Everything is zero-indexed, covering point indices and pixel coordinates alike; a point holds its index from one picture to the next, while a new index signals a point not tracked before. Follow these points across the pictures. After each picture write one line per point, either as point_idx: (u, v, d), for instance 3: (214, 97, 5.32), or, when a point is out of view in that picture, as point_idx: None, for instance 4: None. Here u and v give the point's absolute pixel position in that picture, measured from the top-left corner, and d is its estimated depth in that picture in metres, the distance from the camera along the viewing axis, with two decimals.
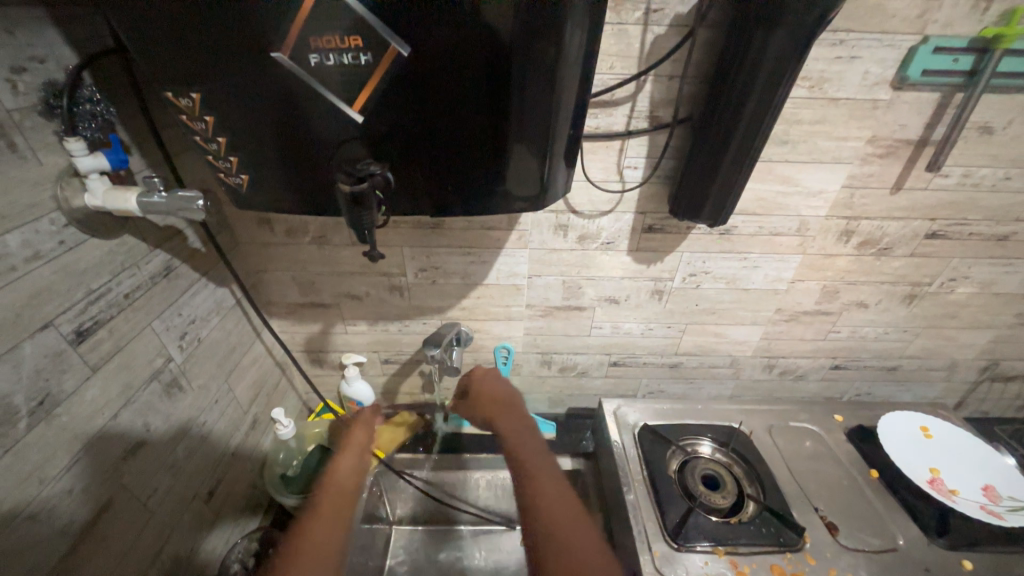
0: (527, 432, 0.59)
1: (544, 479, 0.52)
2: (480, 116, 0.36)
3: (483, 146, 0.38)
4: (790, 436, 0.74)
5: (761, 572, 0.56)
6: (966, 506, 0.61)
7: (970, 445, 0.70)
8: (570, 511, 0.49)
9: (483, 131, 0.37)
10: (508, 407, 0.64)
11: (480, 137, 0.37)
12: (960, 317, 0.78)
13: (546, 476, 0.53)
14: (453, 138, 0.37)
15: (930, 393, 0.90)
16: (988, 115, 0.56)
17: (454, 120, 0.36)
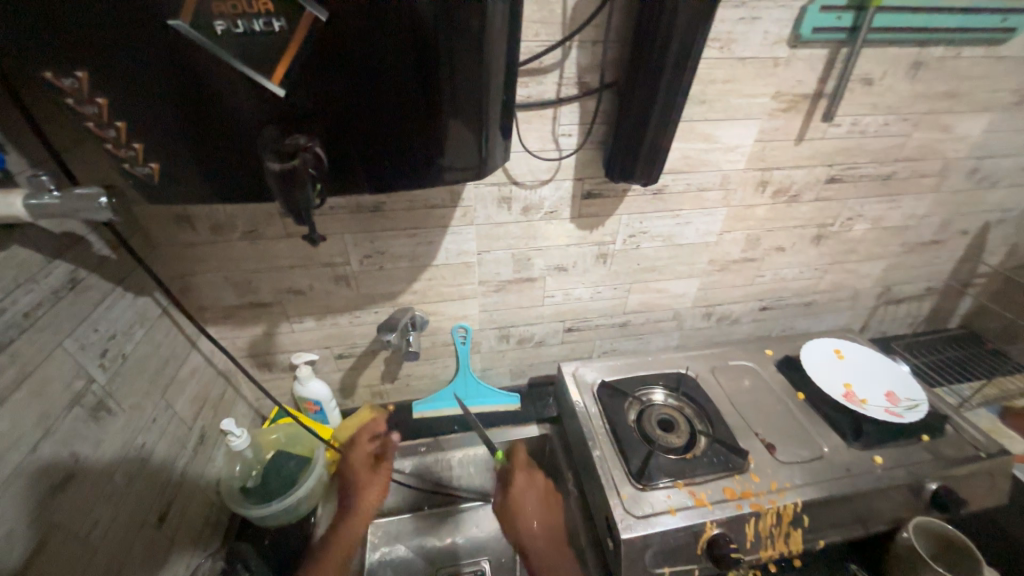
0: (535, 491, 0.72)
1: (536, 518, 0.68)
2: (411, 85, 0.35)
3: (418, 116, 0.37)
4: (730, 374, 0.82)
5: (715, 495, 0.61)
6: (875, 411, 0.71)
7: (873, 359, 0.81)
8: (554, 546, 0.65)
9: (415, 100, 0.36)
10: (544, 518, 0.68)
11: (413, 106, 0.36)
12: (858, 251, 0.89)
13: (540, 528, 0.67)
14: (386, 108, 0.36)
15: (840, 321, 1.03)
16: (867, 68, 0.63)
17: (385, 89, 0.35)
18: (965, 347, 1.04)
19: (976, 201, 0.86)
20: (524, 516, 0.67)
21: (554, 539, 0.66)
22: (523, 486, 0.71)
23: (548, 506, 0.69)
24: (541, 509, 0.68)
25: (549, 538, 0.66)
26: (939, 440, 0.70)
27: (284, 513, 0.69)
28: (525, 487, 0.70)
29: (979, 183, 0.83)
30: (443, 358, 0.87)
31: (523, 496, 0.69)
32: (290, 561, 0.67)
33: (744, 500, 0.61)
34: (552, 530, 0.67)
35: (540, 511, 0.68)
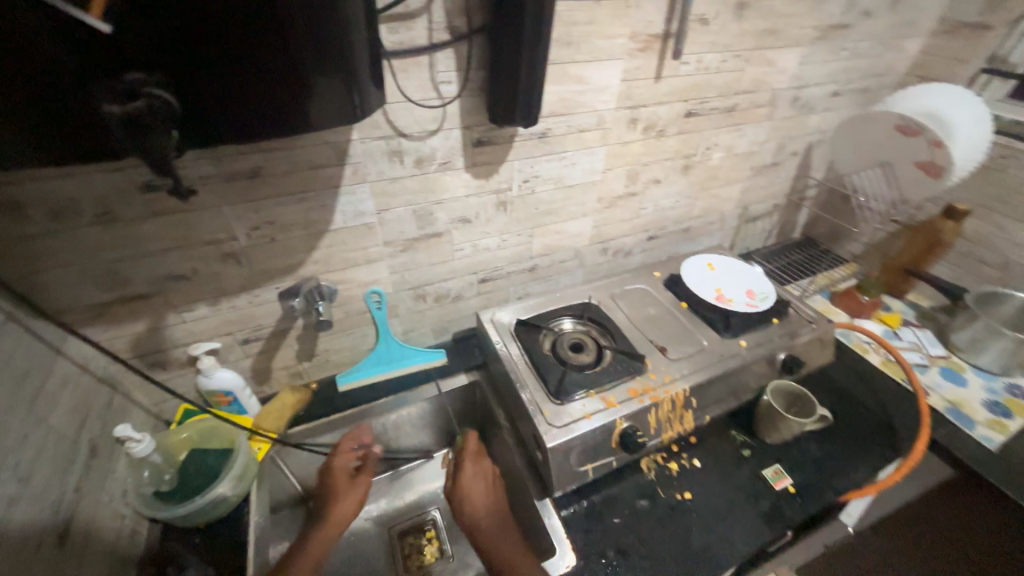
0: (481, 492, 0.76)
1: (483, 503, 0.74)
2: (265, 30, 0.34)
3: (278, 64, 0.36)
4: (627, 296, 0.93)
5: (622, 396, 0.71)
6: (739, 306, 0.86)
7: (736, 266, 0.97)
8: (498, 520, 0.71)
9: (272, 46, 0.35)
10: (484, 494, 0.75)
11: (270, 53, 0.35)
12: (719, 177, 1.03)
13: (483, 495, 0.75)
14: (240, 54, 0.35)
15: (713, 242, 1.20)
16: (702, 9, 0.72)
17: (235, 33, 0.34)
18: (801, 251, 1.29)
19: (800, 125, 1.04)
20: (474, 492, 0.75)
21: (491, 507, 0.73)
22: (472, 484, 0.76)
23: (490, 483, 0.77)
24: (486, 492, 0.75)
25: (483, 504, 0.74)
26: (785, 321, 0.87)
27: (212, 507, 0.66)
28: (471, 475, 0.78)
29: (800, 109, 1.00)
30: (361, 327, 0.86)
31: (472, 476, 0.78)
32: (228, 552, 0.65)
33: (644, 394, 0.72)
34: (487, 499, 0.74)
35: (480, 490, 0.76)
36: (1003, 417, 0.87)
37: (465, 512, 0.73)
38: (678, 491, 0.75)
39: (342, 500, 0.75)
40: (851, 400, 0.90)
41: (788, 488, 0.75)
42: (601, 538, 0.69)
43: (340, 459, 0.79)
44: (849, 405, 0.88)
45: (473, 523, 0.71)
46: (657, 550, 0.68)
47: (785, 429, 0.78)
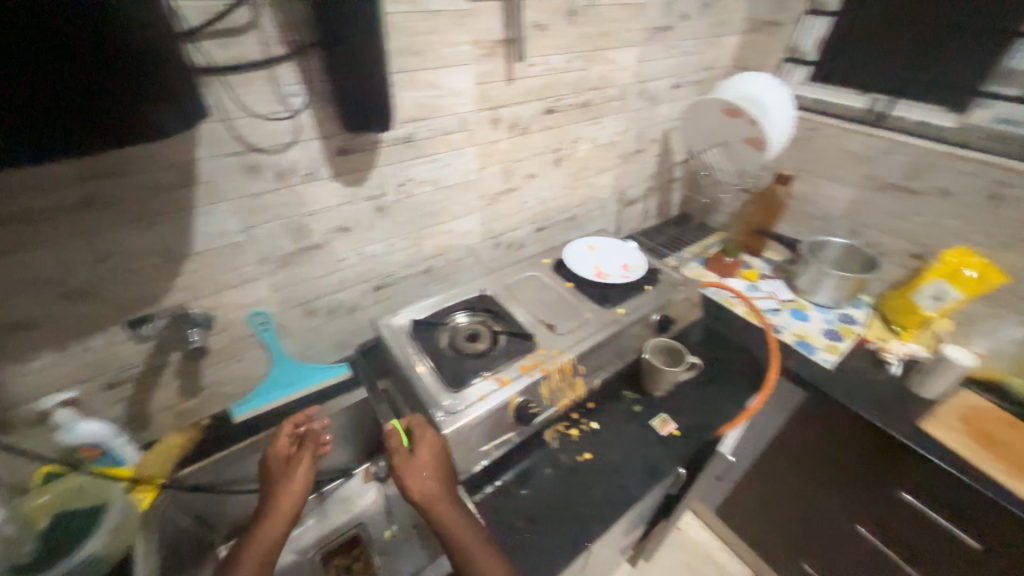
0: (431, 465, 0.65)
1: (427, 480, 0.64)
2: (62, 48, 0.34)
3: (82, 84, 0.36)
4: (518, 284, 0.99)
5: (514, 373, 0.77)
6: (616, 278, 0.97)
7: (612, 244, 1.08)
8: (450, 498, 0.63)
9: (73, 69, 0.35)
10: (436, 470, 0.65)
11: (72, 75, 0.35)
12: (590, 167, 1.13)
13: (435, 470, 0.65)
14: (39, 76, 0.34)
15: (600, 227, 1.31)
16: (537, 16, 0.80)
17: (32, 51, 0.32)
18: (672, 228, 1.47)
19: (652, 115, 1.18)
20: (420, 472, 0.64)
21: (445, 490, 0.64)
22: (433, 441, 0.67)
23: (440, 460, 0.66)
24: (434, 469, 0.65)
25: (438, 473, 0.65)
26: (657, 286, 0.99)
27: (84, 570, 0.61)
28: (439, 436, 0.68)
29: (649, 101, 1.14)
30: (252, 352, 0.84)
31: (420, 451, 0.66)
32: None
33: (534, 368, 0.78)
34: (442, 466, 0.66)
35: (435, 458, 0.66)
36: (837, 341, 1.06)
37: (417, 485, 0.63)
38: (579, 453, 0.81)
39: (282, 493, 0.67)
40: (722, 346, 1.03)
41: (673, 432, 0.85)
42: (512, 509, 0.72)
43: (276, 448, 0.74)
44: (720, 351, 1.01)
45: (428, 497, 0.63)
46: (564, 508, 0.73)
47: (665, 381, 0.87)
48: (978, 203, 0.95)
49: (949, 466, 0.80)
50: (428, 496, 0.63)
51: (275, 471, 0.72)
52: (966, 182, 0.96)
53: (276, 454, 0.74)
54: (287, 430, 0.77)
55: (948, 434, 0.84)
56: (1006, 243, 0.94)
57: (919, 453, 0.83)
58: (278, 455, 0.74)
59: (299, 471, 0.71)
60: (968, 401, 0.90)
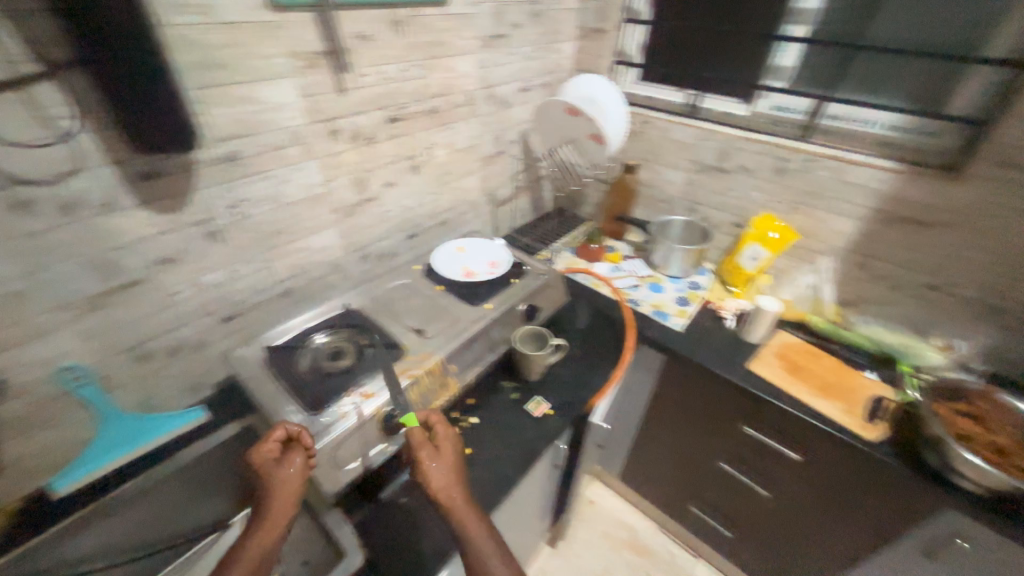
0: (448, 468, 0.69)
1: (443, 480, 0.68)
2: None
3: None
4: (387, 294, 0.99)
5: (377, 384, 0.78)
6: (484, 275, 1.01)
7: (480, 244, 1.12)
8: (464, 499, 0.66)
9: None
10: (450, 472, 0.69)
11: None
12: (451, 171, 1.16)
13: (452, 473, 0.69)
14: None
15: (475, 228, 1.35)
16: (357, 26, 0.80)
17: None
18: (547, 222, 1.57)
19: (505, 118, 1.24)
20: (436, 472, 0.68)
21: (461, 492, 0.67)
22: (452, 441, 0.72)
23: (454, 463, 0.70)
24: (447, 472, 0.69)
25: (454, 472, 0.69)
26: (523, 279, 1.04)
27: None
28: (457, 442, 0.73)
29: (499, 105, 1.20)
30: (72, 413, 0.73)
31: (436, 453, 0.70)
32: None
33: (398, 375, 0.80)
34: (459, 470, 0.70)
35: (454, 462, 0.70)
36: (685, 306, 1.21)
37: (438, 481, 0.67)
38: (459, 451, 0.83)
39: (275, 502, 0.63)
40: (591, 325, 1.13)
41: (548, 412, 0.90)
42: None
43: (262, 452, 0.66)
44: (590, 330, 1.11)
45: (446, 496, 0.66)
46: None
47: (535, 367, 0.93)
48: (770, 176, 1.15)
49: (766, 395, 0.97)
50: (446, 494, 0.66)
51: (263, 479, 0.65)
52: (759, 161, 1.15)
53: (268, 457, 0.66)
54: (278, 434, 0.67)
55: (769, 369, 1.01)
56: (793, 208, 1.15)
57: (743, 387, 0.99)
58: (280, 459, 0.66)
59: (286, 479, 0.64)
60: (783, 340, 1.09)
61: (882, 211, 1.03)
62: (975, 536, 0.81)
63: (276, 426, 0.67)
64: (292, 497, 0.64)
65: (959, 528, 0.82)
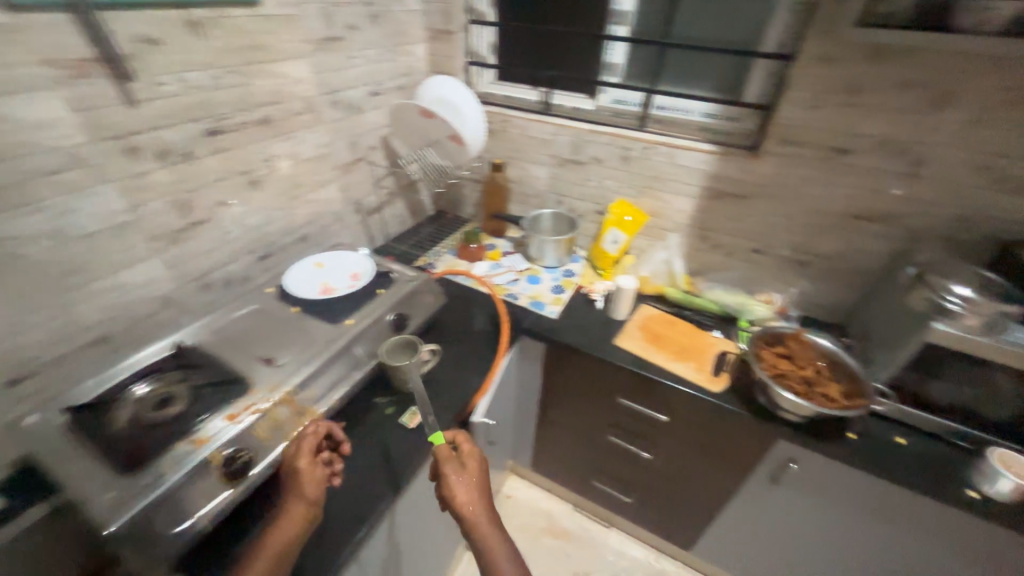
0: (471, 480, 0.74)
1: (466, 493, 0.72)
2: None
3: None
4: (232, 323, 0.90)
5: (215, 427, 0.71)
6: (345, 290, 0.97)
7: (340, 256, 1.07)
8: (486, 513, 0.71)
9: None
10: (474, 485, 0.73)
11: None
12: (302, 183, 1.09)
13: (474, 485, 0.74)
14: None
15: (344, 240, 1.29)
16: (138, 29, 0.72)
17: None
18: (427, 226, 1.55)
19: (358, 124, 1.20)
20: (460, 486, 0.72)
21: (484, 506, 0.71)
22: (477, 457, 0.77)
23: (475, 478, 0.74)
24: (470, 485, 0.73)
25: (478, 486, 0.73)
26: (389, 288, 1.01)
27: None
28: (483, 456, 0.77)
29: (348, 110, 1.15)
30: None
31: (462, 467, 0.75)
32: None
33: (241, 413, 0.73)
34: (482, 482, 0.74)
35: (479, 476, 0.74)
36: (560, 293, 1.27)
37: (464, 499, 0.70)
38: (326, 479, 0.78)
39: (298, 494, 0.67)
40: (469, 325, 1.14)
41: (423, 420, 0.89)
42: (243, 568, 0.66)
43: (291, 449, 0.71)
44: (468, 329, 1.12)
45: (471, 508, 0.70)
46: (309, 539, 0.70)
47: (406, 376, 0.90)
48: (617, 164, 1.25)
49: (623, 363, 1.05)
50: (471, 511, 0.70)
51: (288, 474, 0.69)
52: (606, 151, 1.24)
53: (301, 450, 0.71)
54: (309, 432, 0.73)
55: (632, 341, 1.10)
56: (641, 192, 1.26)
57: (603, 360, 1.07)
58: (299, 452, 0.70)
59: (307, 473, 0.68)
60: (645, 313, 1.18)
61: (709, 188, 1.16)
62: (800, 458, 0.94)
63: (303, 423, 0.73)
64: (312, 492, 0.67)
65: (788, 453, 0.95)
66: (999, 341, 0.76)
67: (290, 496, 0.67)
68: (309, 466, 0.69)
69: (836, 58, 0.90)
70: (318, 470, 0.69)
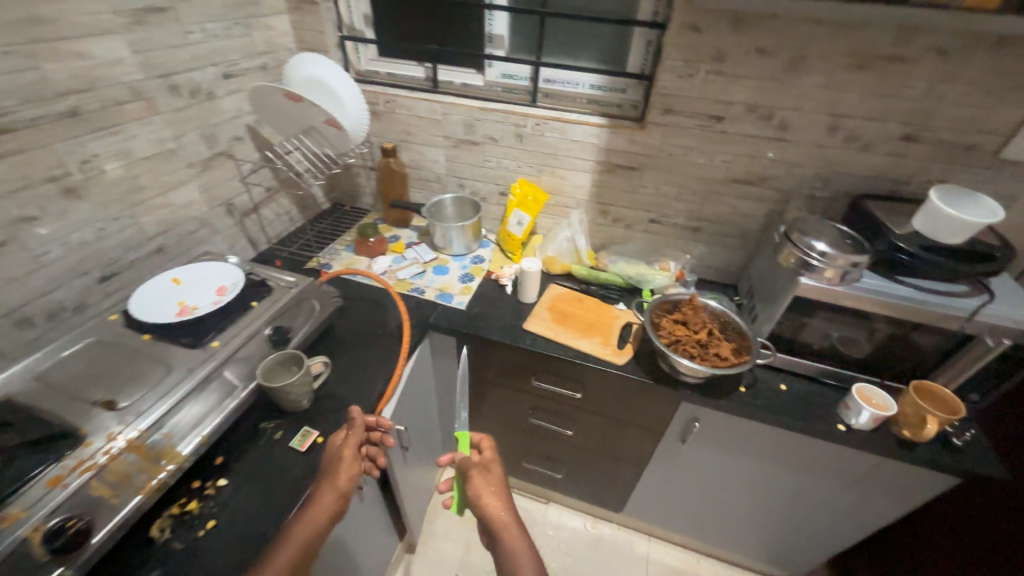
0: (499, 489, 0.84)
1: (495, 503, 0.82)
2: None
3: None
4: (62, 363, 0.75)
5: (35, 496, 0.58)
6: (206, 308, 0.84)
7: (204, 268, 0.92)
8: (513, 518, 0.82)
9: None
10: (502, 496, 0.84)
11: None
12: (145, 186, 0.93)
13: (502, 494, 0.84)
14: None
15: (217, 247, 1.13)
16: None
17: None
18: (322, 222, 1.42)
19: (212, 113, 1.03)
20: (490, 495, 0.82)
21: (512, 514, 0.82)
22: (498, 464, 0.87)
23: (502, 488, 0.85)
24: (499, 494, 0.84)
25: (502, 491, 0.84)
26: (266, 298, 0.90)
27: None
28: (503, 464, 0.88)
29: (194, 96, 0.98)
30: None
31: (490, 476, 0.85)
32: None
33: (72, 474, 0.61)
34: (507, 494, 0.85)
35: (500, 483, 0.85)
36: (469, 282, 1.22)
37: (491, 502, 0.82)
38: (200, 528, 0.68)
39: (339, 475, 0.72)
40: (368, 329, 1.06)
41: (317, 439, 0.81)
42: None
43: (338, 438, 0.76)
44: (371, 332, 1.05)
45: (500, 515, 0.81)
46: None
47: (292, 396, 0.82)
48: (513, 143, 1.20)
49: (532, 346, 1.04)
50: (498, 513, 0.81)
51: (327, 462, 0.74)
52: (500, 129, 1.19)
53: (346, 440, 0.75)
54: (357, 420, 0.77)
55: (541, 323, 1.08)
56: (540, 170, 1.23)
57: (513, 345, 1.05)
58: (350, 441, 0.74)
59: (350, 466, 0.73)
60: (553, 293, 1.17)
61: (603, 162, 1.16)
62: (702, 415, 1.00)
63: (354, 412, 0.76)
64: (349, 475, 0.72)
65: (691, 413, 1.00)
66: (852, 288, 0.83)
67: (330, 477, 0.72)
68: (351, 454, 0.74)
69: (703, 25, 0.91)
70: (352, 461, 0.73)
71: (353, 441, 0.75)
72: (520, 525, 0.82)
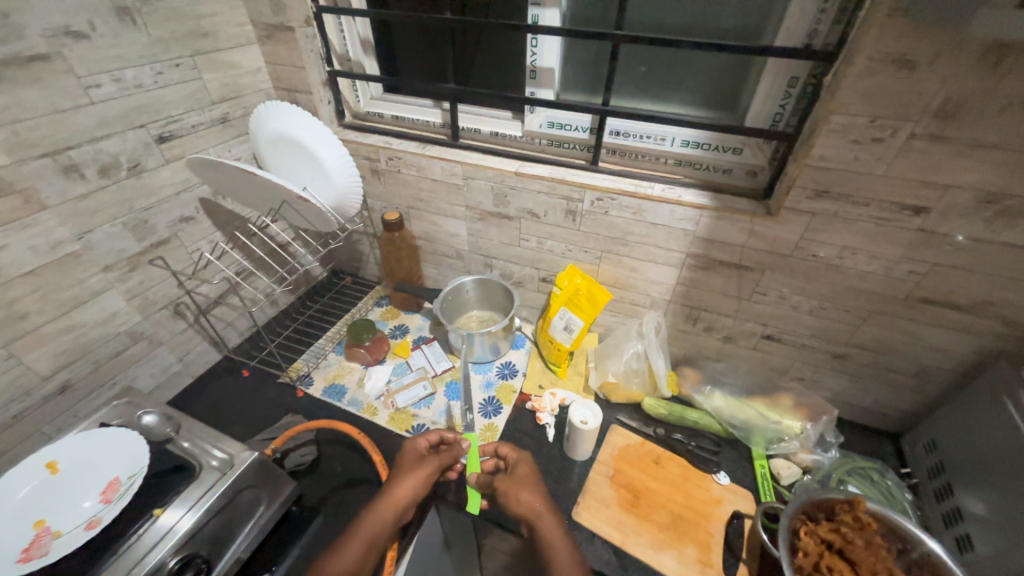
0: (535, 487, 0.62)
1: (529, 498, 0.60)
2: None
3: None
4: None
5: None
6: (63, 545, 0.52)
7: (98, 441, 0.62)
8: (551, 519, 0.58)
9: None
10: (541, 493, 0.62)
11: None
12: (29, 312, 0.64)
13: (537, 490, 0.62)
14: None
15: (161, 359, 0.85)
16: None
17: None
18: (312, 303, 1.11)
19: (140, 194, 0.73)
20: (523, 492, 0.61)
21: (551, 512, 0.59)
22: (526, 463, 0.67)
23: (540, 486, 0.63)
24: (533, 491, 0.61)
25: (536, 486, 0.63)
26: (178, 501, 0.58)
27: None
28: (532, 465, 0.67)
29: (107, 174, 0.69)
30: None
31: (523, 476, 0.64)
32: None
33: None
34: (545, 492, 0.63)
35: (532, 477, 0.65)
36: (493, 417, 0.86)
37: (521, 493, 0.61)
38: None
39: (413, 477, 0.63)
40: (347, 508, 0.73)
41: None
42: None
43: (418, 442, 0.68)
44: (346, 514, 0.72)
45: (530, 509, 0.59)
46: None
47: None
48: (563, 220, 0.83)
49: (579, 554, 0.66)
50: (531, 506, 0.59)
51: (403, 463, 0.66)
52: (545, 203, 0.82)
53: (424, 447, 0.68)
54: (432, 437, 0.71)
55: (596, 514, 0.70)
56: (600, 258, 0.86)
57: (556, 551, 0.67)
58: (441, 458, 0.66)
59: (433, 469, 0.64)
60: (616, 447, 0.79)
61: (698, 256, 0.77)
62: None
63: (461, 441, 0.68)
64: (427, 480, 0.63)
65: None
66: None
67: (404, 476, 0.63)
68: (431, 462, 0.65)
69: (922, 59, 0.50)
70: (436, 467, 0.64)
71: (446, 456, 0.67)
72: (562, 527, 0.58)
